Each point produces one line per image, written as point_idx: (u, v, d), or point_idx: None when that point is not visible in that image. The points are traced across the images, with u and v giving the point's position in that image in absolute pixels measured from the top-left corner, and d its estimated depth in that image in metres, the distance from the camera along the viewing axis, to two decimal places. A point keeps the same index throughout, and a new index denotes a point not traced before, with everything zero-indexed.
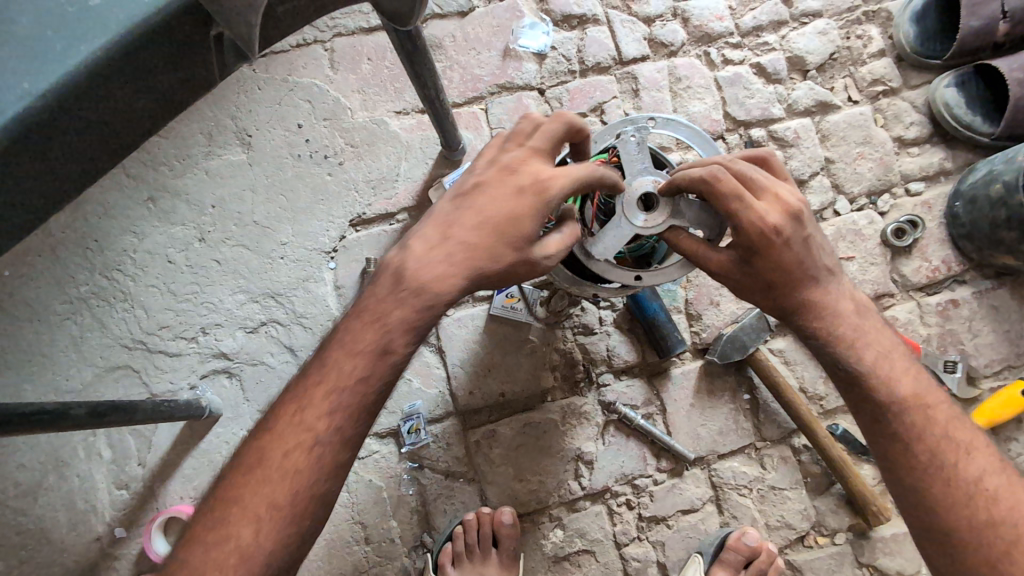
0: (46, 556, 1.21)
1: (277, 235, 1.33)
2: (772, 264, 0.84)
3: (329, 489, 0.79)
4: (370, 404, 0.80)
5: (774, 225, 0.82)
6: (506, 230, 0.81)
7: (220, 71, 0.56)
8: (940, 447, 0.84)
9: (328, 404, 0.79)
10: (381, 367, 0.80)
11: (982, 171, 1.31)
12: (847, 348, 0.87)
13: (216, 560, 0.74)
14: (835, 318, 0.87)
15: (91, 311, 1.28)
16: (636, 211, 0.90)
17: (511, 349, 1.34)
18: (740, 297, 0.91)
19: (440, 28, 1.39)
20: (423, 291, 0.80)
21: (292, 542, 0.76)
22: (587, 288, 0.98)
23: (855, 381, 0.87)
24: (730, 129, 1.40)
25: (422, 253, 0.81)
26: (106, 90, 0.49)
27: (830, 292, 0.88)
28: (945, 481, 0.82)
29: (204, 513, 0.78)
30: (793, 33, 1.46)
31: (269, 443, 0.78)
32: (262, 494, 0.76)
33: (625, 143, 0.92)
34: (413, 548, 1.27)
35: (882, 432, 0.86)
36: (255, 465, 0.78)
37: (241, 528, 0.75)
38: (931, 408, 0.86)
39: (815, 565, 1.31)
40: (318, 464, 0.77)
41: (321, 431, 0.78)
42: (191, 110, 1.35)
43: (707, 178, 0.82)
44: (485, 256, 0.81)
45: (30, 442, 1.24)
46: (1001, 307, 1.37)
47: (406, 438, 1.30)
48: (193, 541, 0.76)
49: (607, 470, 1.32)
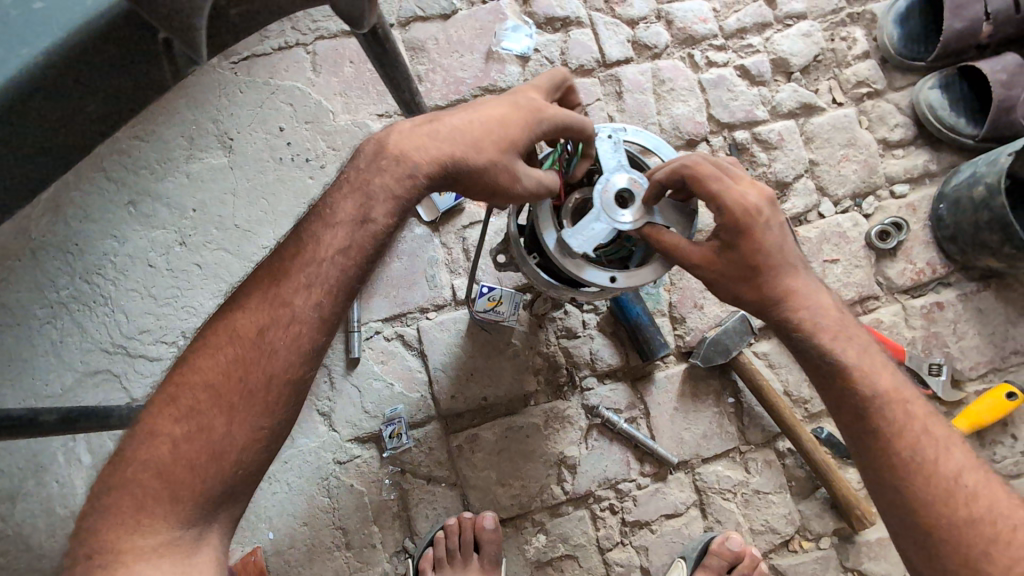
0: (23, 563, 1.20)
1: (258, 238, 1.32)
2: (755, 249, 0.86)
3: (309, 374, 0.77)
4: (348, 285, 0.78)
5: (754, 204, 0.85)
6: (495, 128, 0.80)
7: (172, 74, 0.55)
8: (920, 442, 0.83)
9: (312, 281, 0.77)
10: (361, 237, 0.78)
11: (966, 173, 1.30)
12: (830, 341, 0.87)
13: (187, 456, 0.71)
14: (816, 311, 0.88)
15: (72, 315, 1.27)
16: (613, 209, 0.88)
17: (493, 354, 1.34)
18: (720, 292, 0.91)
19: (422, 31, 1.39)
20: (409, 163, 0.78)
21: (268, 436, 0.74)
22: (566, 291, 0.96)
23: (838, 374, 0.87)
24: (714, 131, 1.40)
25: (412, 133, 0.80)
26: (52, 96, 0.49)
27: (807, 285, 0.89)
28: (926, 477, 0.81)
29: (165, 406, 0.74)
30: (778, 35, 1.45)
31: (243, 325, 0.76)
32: (242, 375, 0.74)
33: (601, 141, 0.91)
34: (395, 553, 1.27)
35: (863, 428, 0.86)
36: (228, 348, 0.75)
37: (215, 419, 0.72)
38: (910, 403, 0.86)
39: (801, 569, 1.30)
40: (296, 345, 0.75)
41: (300, 307, 0.76)
42: (172, 112, 1.34)
43: (689, 164, 0.84)
44: (468, 144, 0.78)
45: (8, 448, 1.23)
46: (986, 309, 1.37)
47: (388, 443, 1.28)
48: (156, 437, 0.72)
49: (590, 474, 1.31)
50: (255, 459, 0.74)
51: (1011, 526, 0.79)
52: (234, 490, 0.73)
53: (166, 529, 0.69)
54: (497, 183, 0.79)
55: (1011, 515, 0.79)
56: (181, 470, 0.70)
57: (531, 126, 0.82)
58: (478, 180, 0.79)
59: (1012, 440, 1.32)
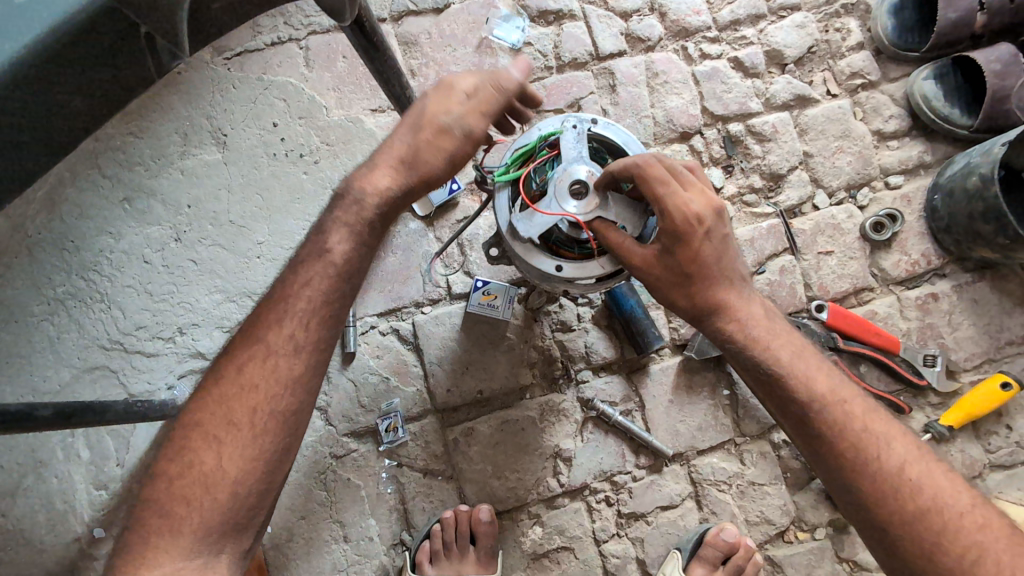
0: (24, 558, 1.21)
1: (253, 234, 1.33)
2: (692, 257, 0.85)
3: (294, 401, 0.80)
4: (319, 313, 0.82)
5: (697, 213, 0.84)
6: (415, 118, 0.84)
7: (157, 69, 0.56)
8: (862, 441, 0.83)
9: (284, 316, 0.81)
10: (323, 268, 0.83)
11: (960, 164, 1.30)
12: (762, 351, 0.87)
13: (182, 492, 0.77)
14: (748, 321, 0.88)
15: (69, 312, 1.28)
16: (565, 197, 0.89)
17: (488, 347, 1.34)
18: (658, 298, 0.90)
19: (415, 25, 1.38)
20: (353, 193, 0.84)
21: (258, 467, 0.78)
22: (557, 285, 0.96)
23: (774, 383, 0.87)
24: (708, 124, 1.40)
25: (362, 171, 0.85)
26: (36, 90, 0.49)
27: (741, 296, 0.89)
28: (872, 476, 0.82)
29: (165, 450, 0.80)
30: (771, 27, 1.45)
31: (226, 366, 0.82)
32: (224, 411, 0.79)
33: (566, 131, 0.91)
34: (392, 546, 1.27)
35: (807, 433, 0.85)
36: (214, 388, 0.81)
37: (205, 455, 0.78)
38: (848, 402, 0.85)
39: (795, 561, 1.30)
40: (273, 378, 0.79)
41: (273, 341, 0.81)
42: (166, 109, 1.35)
43: (640, 163, 0.83)
44: (404, 147, 0.84)
45: (9, 444, 1.25)
46: (981, 300, 1.37)
47: (384, 437, 1.29)
48: (156, 479, 0.79)
49: (585, 466, 1.31)
50: (250, 489, 0.78)
51: (959, 513, 0.80)
52: (232, 521, 0.77)
53: (170, 561, 0.74)
54: (445, 153, 0.83)
55: (958, 502, 0.80)
56: (179, 505, 0.76)
57: (443, 93, 0.85)
58: (431, 162, 0.83)
59: (1007, 430, 1.33)
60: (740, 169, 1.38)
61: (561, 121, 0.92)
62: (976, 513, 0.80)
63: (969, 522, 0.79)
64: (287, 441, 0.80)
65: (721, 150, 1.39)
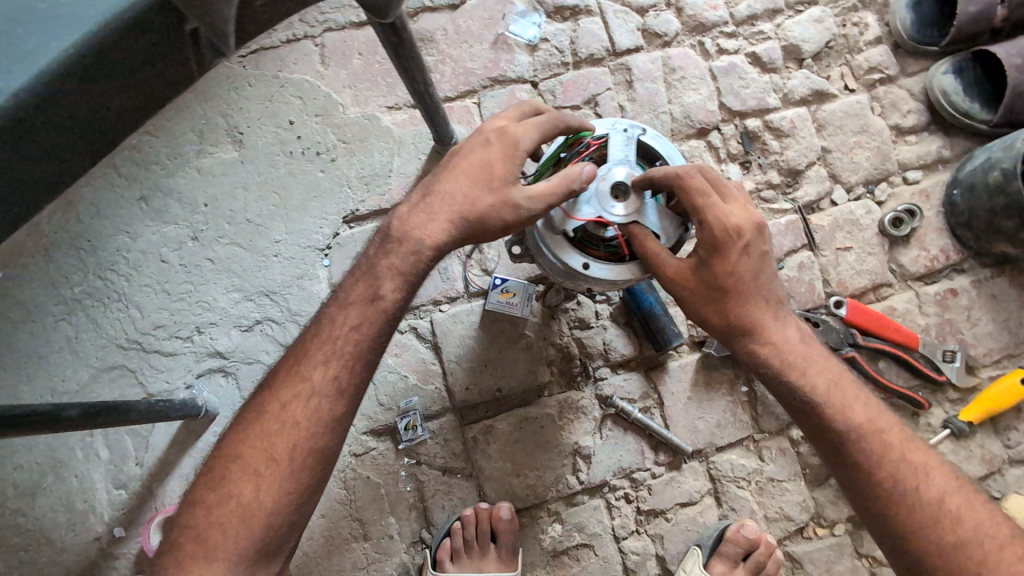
0: (45, 557, 1.21)
1: (270, 232, 1.32)
2: (727, 271, 0.85)
3: (333, 440, 0.84)
4: (364, 357, 0.85)
5: (736, 226, 0.84)
6: (481, 177, 0.84)
7: (197, 66, 0.55)
8: (900, 471, 0.85)
9: (331, 357, 0.84)
10: (372, 314, 0.85)
11: (980, 159, 1.30)
12: (799, 379, 0.88)
13: (220, 520, 0.80)
14: (783, 346, 0.88)
15: (86, 312, 1.28)
16: (605, 198, 0.88)
17: (507, 345, 1.34)
18: (692, 313, 0.90)
19: (431, 22, 1.38)
20: (413, 241, 0.85)
21: (294, 499, 0.82)
22: (580, 282, 0.94)
23: (811, 412, 0.88)
24: (725, 120, 1.39)
25: (406, 212, 0.87)
26: (84, 88, 0.48)
27: (778, 319, 0.89)
28: (909, 507, 0.84)
29: (203, 478, 0.84)
30: (789, 21, 1.44)
31: (269, 401, 0.84)
32: (264, 445, 0.82)
33: (614, 133, 0.91)
34: (412, 544, 1.27)
35: (841, 462, 0.87)
36: (255, 422, 0.84)
37: (243, 486, 0.81)
38: (886, 432, 0.87)
39: (815, 557, 1.30)
40: (315, 418, 0.83)
41: (318, 382, 0.84)
42: (182, 107, 1.34)
43: (680, 173, 0.83)
44: (463, 202, 0.84)
45: (28, 443, 1.24)
46: (1000, 295, 1.36)
47: (404, 435, 1.29)
48: (195, 505, 0.82)
49: (604, 463, 1.31)
50: (284, 520, 0.82)
51: (998, 544, 0.81)
52: (264, 548, 0.81)
53: None
54: (506, 222, 0.83)
55: (998, 532, 0.82)
56: (215, 533, 0.79)
57: (512, 157, 0.84)
58: (487, 229, 0.84)
59: None
60: (758, 165, 1.38)
61: (608, 124, 0.91)
62: (1017, 545, 0.81)
63: (1009, 554, 0.81)
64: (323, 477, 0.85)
65: (739, 146, 1.38)
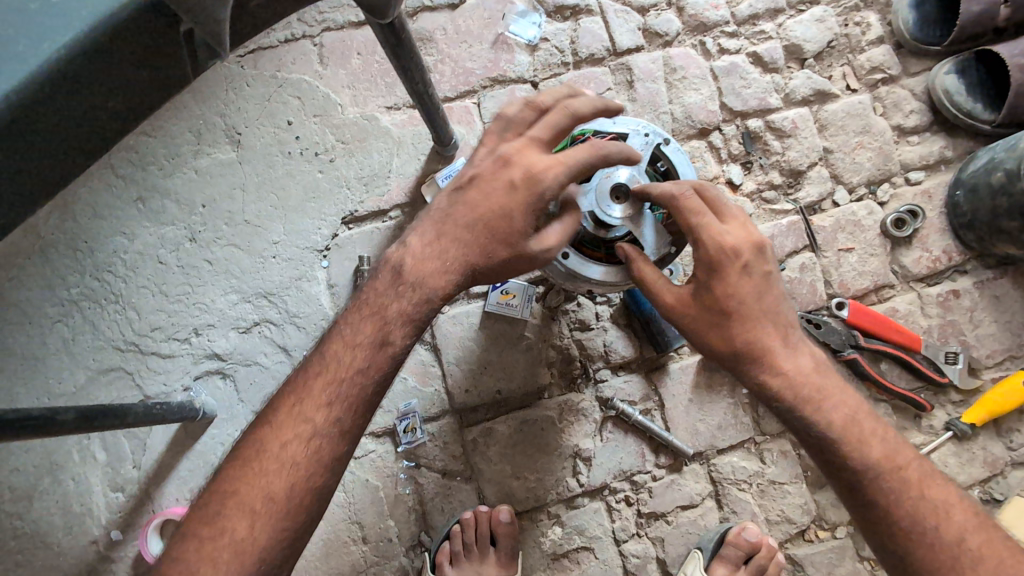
0: (42, 560, 1.20)
1: (268, 233, 1.31)
2: (728, 292, 0.83)
3: (331, 480, 0.84)
4: (366, 402, 0.85)
5: (732, 245, 0.83)
6: (499, 222, 0.82)
7: (193, 68, 0.54)
8: (919, 509, 0.83)
9: (333, 401, 0.83)
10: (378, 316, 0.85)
11: (983, 159, 1.29)
12: (814, 413, 0.86)
13: (211, 554, 0.78)
14: (796, 377, 0.86)
15: (83, 313, 1.27)
16: (604, 196, 0.88)
17: (507, 347, 1.33)
18: (695, 341, 0.88)
19: (430, 21, 1.37)
20: (425, 289, 0.84)
21: (288, 537, 0.81)
22: (580, 285, 0.93)
23: (829, 447, 0.86)
24: (727, 120, 1.38)
25: (418, 250, 0.85)
26: (76, 91, 0.47)
27: (788, 347, 0.87)
28: (929, 547, 0.82)
29: (198, 513, 0.83)
30: (790, 21, 1.43)
31: (269, 439, 0.83)
32: (260, 486, 0.80)
33: (634, 136, 0.91)
34: (411, 547, 1.27)
35: (857, 499, 0.87)
36: (254, 460, 0.82)
37: (238, 521, 0.79)
38: (904, 468, 0.85)
39: (816, 560, 1.30)
40: (316, 459, 0.82)
41: (320, 423, 0.83)
42: (180, 107, 1.33)
43: (674, 195, 0.83)
44: (479, 250, 0.83)
45: (23, 446, 1.23)
46: (1002, 296, 1.36)
47: (403, 437, 1.28)
48: (188, 539, 0.81)
49: (604, 466, 1.30)
50: (281, 557, 0.81)
51: None
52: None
53: None
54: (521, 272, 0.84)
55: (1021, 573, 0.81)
56: (206, 566, 0.78)
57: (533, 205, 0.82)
58: (501, 274, 0.86)
59: None
60: (759, 165, 1.37)
61: (631, 126, 0.91)
62: None
63: None
64: (321, 513, 0.84)
65: (740, 146, 1.37)
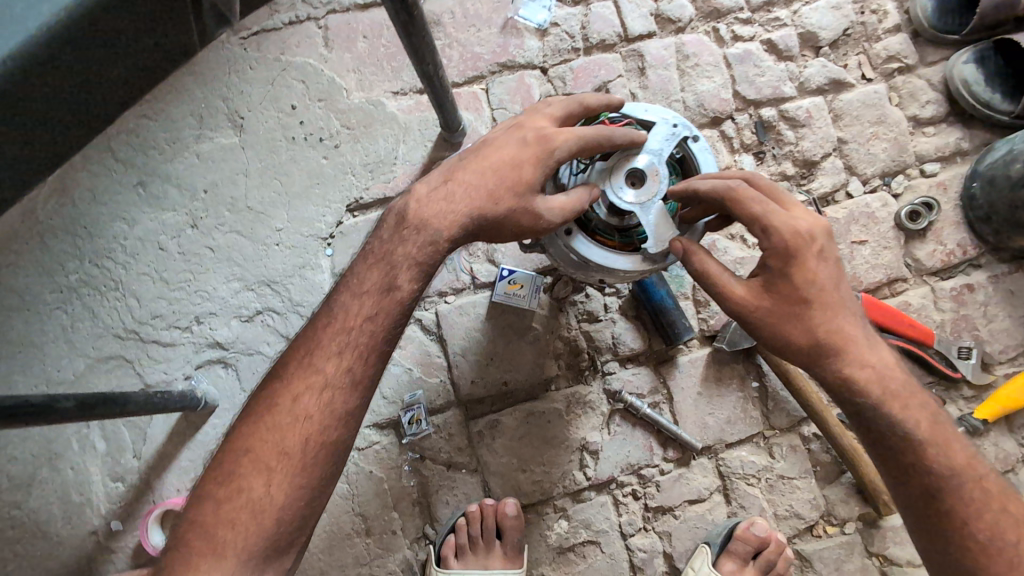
0: (40, 550, 1.18)
1: (272, 220, 1.29)
2: (808, 279, 0.80)
3: (344, 433, 0.81)
4: (374, 350, 0.82)
5: (806, 230, 0.80)
6: (506, 170, 0.81)
7: (200, 35, 0.52)
8: (1000, 524, 0.83)
9: (344, 346, 0.82)
10: (383, 305, 0.83)
11: (1001, 150, 1.26)
12: (900, 412, 0.82)
13: (229, 515, 0.78)
14: (880, 373, 0.82)
15: (82, 300, 1.24)
16: (620, 184, 0.86)
17: (514, 338, 1.31)
18: (770, 338, 0.83)
19: (438, 4, 1.34)
20: (431, 230, 0.82)
21: (306, 493, 0.79)
22: (592, 273, 0.91)
23: (913, 448, 0.82)
24: (740, 109, 1.35)
25: (423, 194, 0.84)
26: (77, 58, 0.44)
27: (869, 341, 0.83)
28: (1007, 562, 0.81)
29: (212, 471, 0.81)
30: (806, 8, 1.40)
31: (283, 393, 0.82)
32: (273, 442, 0.79)
33: (662, 124, 0.86)
34: (415, 540, 1.25)
35: (929, 504, 0.84)
36: (267, 415, 0.81)
37: (254, 480, 0.78)
38: (984, 478, 0.84)
39: (824, 555, 1.28)
40: (329, 411, 0.80)
41: (331, 374, 0.81)
42: (181, 90, 1.30)
43: (733, 184, 0.81)
44: (484, 197, 0.81)
45: (20, 435, 1.21)
46: (1017, 291, 1.33)
47: (407, 430, 1.27)
48: (204, 501, 0.80)
49: (612, 459, 1.29)
50: (296, 514, 0.79)
51: None
52: (272, 547, 0.78)
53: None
54: (522, 226, 0.81)
55: None
56: (224, 528, 0.77)
57: (542, 161, 0.81)
58: (502, 229, 0.82)
59: None
60: (772, 156, 1.34)
61: (661, 114, 0.87)
62: None
63: None
64: (341, 465, 0.83)
65: (753, 135, 1.35)
